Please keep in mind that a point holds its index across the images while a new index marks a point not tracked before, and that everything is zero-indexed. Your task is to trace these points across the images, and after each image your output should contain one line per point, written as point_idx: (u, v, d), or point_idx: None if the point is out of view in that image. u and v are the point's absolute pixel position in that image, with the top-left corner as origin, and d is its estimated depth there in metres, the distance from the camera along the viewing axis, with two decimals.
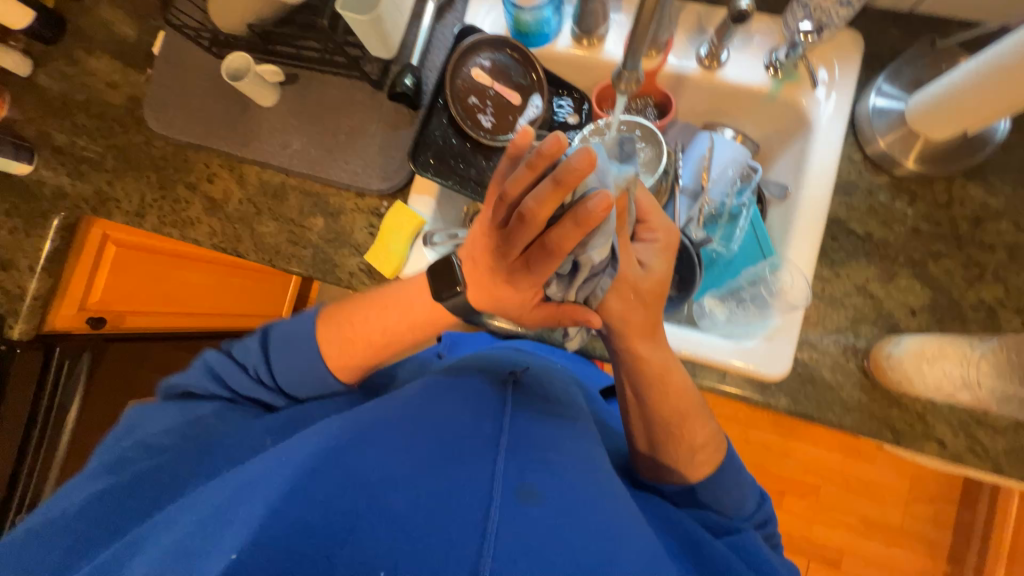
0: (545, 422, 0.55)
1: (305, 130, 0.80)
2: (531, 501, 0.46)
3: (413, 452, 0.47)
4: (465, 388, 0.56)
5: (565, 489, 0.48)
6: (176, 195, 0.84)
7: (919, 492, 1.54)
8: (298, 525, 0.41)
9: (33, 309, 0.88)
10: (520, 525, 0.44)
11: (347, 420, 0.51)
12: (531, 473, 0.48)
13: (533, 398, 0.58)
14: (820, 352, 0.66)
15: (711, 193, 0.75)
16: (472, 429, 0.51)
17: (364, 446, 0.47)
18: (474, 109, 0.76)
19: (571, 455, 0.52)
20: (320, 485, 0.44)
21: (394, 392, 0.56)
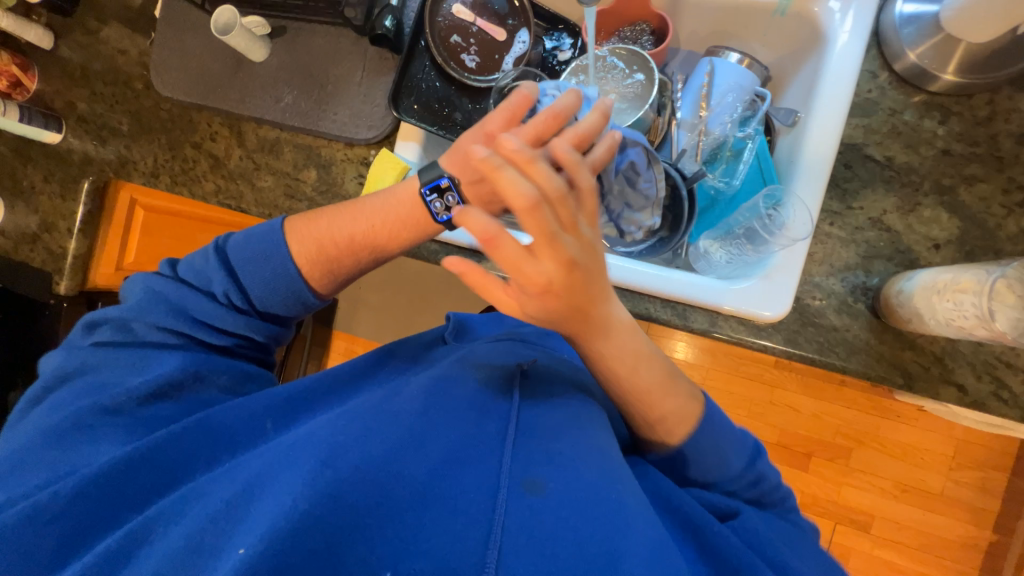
0: (551, 415, 0.53)
1: (295, 83, 0.81)
2: (535, 492, 0.45)
3: (417, 448, 0.47)
4: (469, 383, 0.54)
5: (572, 482, 0.46)
6: (184, 154, 0.88)
7: (965, 458, 1.43)
8: (306, 517, 0.41)
9: (75, 267, 0.97)
10: (524, 517, 0.43)
11: (350, 416, 0.50)
12: (536, 467, 0.47)
13: (538, 396, 0.55)
14: (825, 293, 0.61)
15: (710, 123, 0.69)
16: (476, 426, 0.50)
17: (370, 441, 0.47)
18: (457, 49, 0.74)
19: (579, 445, 0.50)
20: (326, 477, 0.43)
21: (399, 387, 0.56)
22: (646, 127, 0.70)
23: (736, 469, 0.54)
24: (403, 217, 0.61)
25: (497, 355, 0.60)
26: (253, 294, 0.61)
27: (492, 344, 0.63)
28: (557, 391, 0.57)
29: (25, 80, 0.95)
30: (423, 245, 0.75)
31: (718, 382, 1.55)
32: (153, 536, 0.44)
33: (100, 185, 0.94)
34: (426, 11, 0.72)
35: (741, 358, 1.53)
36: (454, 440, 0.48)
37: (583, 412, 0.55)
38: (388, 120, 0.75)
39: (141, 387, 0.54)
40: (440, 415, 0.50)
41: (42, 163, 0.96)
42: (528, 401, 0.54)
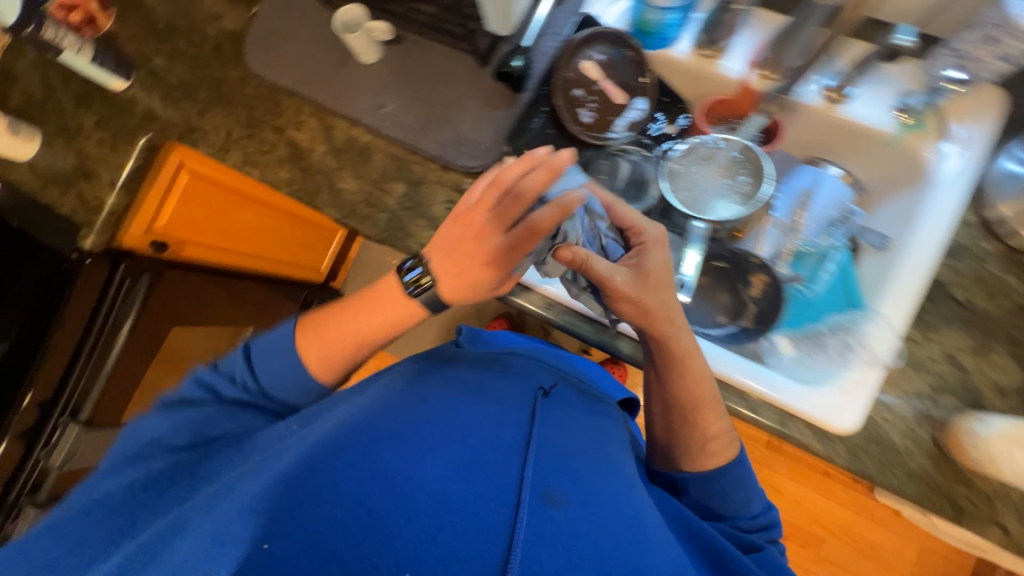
0: (569, 440, 0.61)
1: (401, 94, 0.80)
2: (557, 503, 0.51)
3: (446, 453, 0.53)
4: (488, 396, 0.62)
5: (587, 498, 0.54)
6: (262, 136, 0.84)
7: (926, 566, 1.50)
8: (329, 520, 0.46)
9: (108, 220, 0.91)
10: (549, 522, 0.49)
11: (371, 420, 0.56)
12: (554, 480, 0.53)
13: (552, 419, 0.63)
14: (893, 414, 0.64)
15: (807, 231, 0.72)
16: (494, 439, 0.56)
17: (402, 445, 0.53)
18: (577, 103, 0.74)
19: (595, 468, 0.58)
20: (365, 480, 0.49)
21: (428, 391, 0.62)
22: (741, 222, 0.74)
23: (755, 511, 0.68)
24: (392, 308, 0.64)
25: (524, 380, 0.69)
26: (265, 379, 0.62)
27: (517, 367, 0.71)
28: (573, 422, 0.65)
29: (100, 18, 0.89)
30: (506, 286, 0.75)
31: None
32: (178, 531, 0.48)
33: (156, 145, 0.90)
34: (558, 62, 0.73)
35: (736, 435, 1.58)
36: (479, 447, 0.54)
37: (601, 444, 0.64)
38: (494, 157, 0.75)
39: (184, 429, 0.58)
40: (466, 427, 0.56)
41: (99, 108, 0.91)
42: (545, 422, 0.62)
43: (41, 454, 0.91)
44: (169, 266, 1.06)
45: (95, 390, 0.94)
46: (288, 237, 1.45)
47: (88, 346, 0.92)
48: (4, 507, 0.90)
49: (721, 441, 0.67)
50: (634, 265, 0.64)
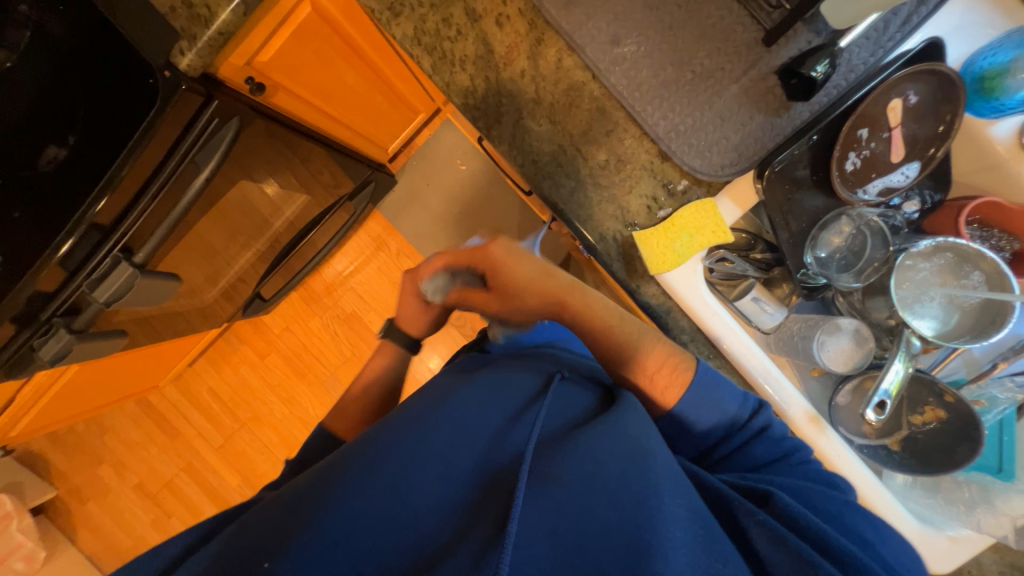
0: (569, 419, 0.54)
1: (649, 37, 0.61)
2: (556, 484, 0.45)
3: (442, 453, 0.49)
4: (494, 391, 0.57)
5: (594, 471, 0.46)
6: (449, 15, 0.64)
7: None
8: (334, 537, 0.44)
9: (213, 43, 0.70)
10: (547, 511, 0.44)
11: (369, 437, 0.54)
12: (556, 458, 0.48)
13: (565, 402, 0.57)
14: (981, 573, 0.67)
15: (993, 381, 0.67)
16: (492, 431, 0.52)
17: (390, 448, 0.50)
18: (855, 143, 0.62)
19: (600, 438, 0.49)
20: (360, 485, 0.47)
21: (430, 398, 0.58)
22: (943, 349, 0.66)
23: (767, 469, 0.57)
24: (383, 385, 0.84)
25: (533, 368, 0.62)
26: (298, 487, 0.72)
27: (535, 358, 0.64)
28: (579, 401, 0.58)
29: None
30: (672, 316, 0.68)
31: None
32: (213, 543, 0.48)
33: None
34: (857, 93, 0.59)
35: None
36: (474, 442, 0.51)
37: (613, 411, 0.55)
38: (730, 172, 0.63)
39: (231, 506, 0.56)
40: (459, 421, 0.52)
41: None
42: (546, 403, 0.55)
43: (84, 283, 0.78)
44: (258, 112, 0.88)
45: (157, 234, 0.81)
46: (375, 108, 1.26)
47: (157, 185, 0.76)
48: (35, 323, 0.79)
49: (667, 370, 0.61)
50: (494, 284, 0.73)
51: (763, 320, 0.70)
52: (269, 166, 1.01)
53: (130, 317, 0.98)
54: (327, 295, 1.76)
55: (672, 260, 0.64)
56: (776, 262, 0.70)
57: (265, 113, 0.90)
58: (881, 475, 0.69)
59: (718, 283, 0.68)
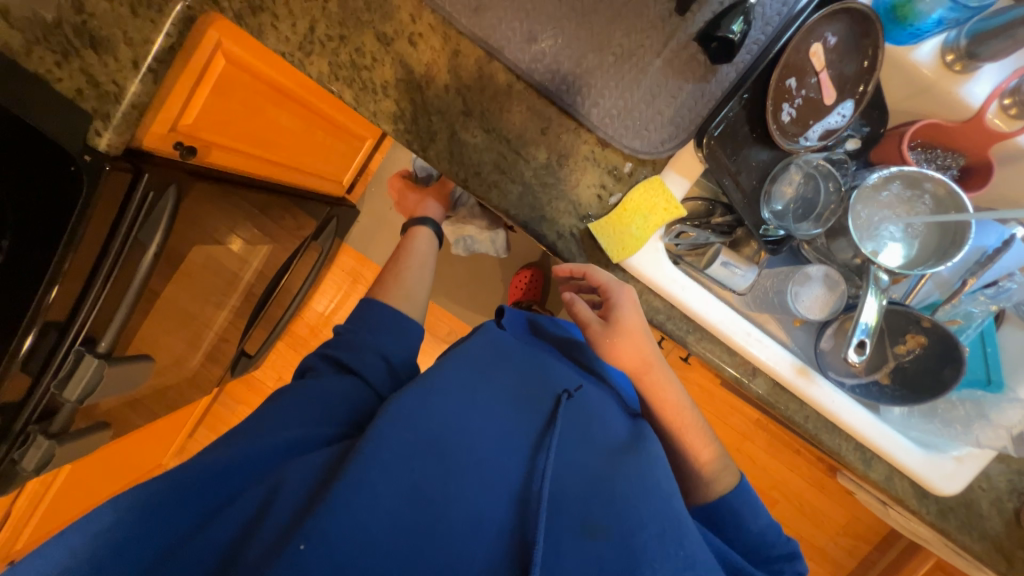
0: (593, 451, 0.56)
1: (562, 27, 0.61)
2: (597, 536, 0.48)
3: (475, 476, 0.49)
4: (528, 406, 0.57)
5: (633, 529, 0.49)
6: (360, 44, 0.62)
7: (849, 529, 1.79)
8: (368, 544, 0.42)
9: (128, 117, 0.68)
10: (581, 557, 0.47)
11: (404, 414, 0.49)
12: (595, 511, 0.50)
13: (585, 417, 0.59)
14: (989, 484, 0.68)
15: (965, 298, 0.68)
16: (526, 457, 0.52)
17: (425, 456, 0.47)
18: (786, 95, 0.62)
19: (637, 490, 0.52)
20: (393, 488, 0.45)
21: (465, 383, 0.55)
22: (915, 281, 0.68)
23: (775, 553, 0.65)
24: None
25: (552, 373, 0.62)
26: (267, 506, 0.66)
27: (547, 360, 0.65)
28: (600, 427, 0.59)
29: None
30: (645, 298, 0.67)
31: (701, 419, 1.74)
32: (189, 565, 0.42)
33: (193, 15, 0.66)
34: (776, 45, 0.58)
35: (728, 409, 1.73)
36: (504, 470, 0.50)
37: (637, 454, 0.57)
38: (670, 147, 0.62)
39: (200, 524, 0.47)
40: (490, 443, 0.51)
41: None
42: (572, 430, 0.56)
43: (53, 384, 0.75)
44: (195, 175, 0.86)
45: (117, 319, 0.79)
46: (319, 145, 1.24)
47: (104, 272, 0.74)
48: (11, 436, 0.76)
49: (720, 466, 0.69)
50: (604, 317, 0.68)
51: (735, 282, 0.71)
52: (223, 227, 0.99)
53: (112, 406, 0.96)
54: (314, 336, 1.74)
55: (632, 245, 0.64)
56: (738, 222, 0.70)
57: (203, 174, 0.88)
58: (877, 411, 0.69)
59: (684, 254, 0.70)
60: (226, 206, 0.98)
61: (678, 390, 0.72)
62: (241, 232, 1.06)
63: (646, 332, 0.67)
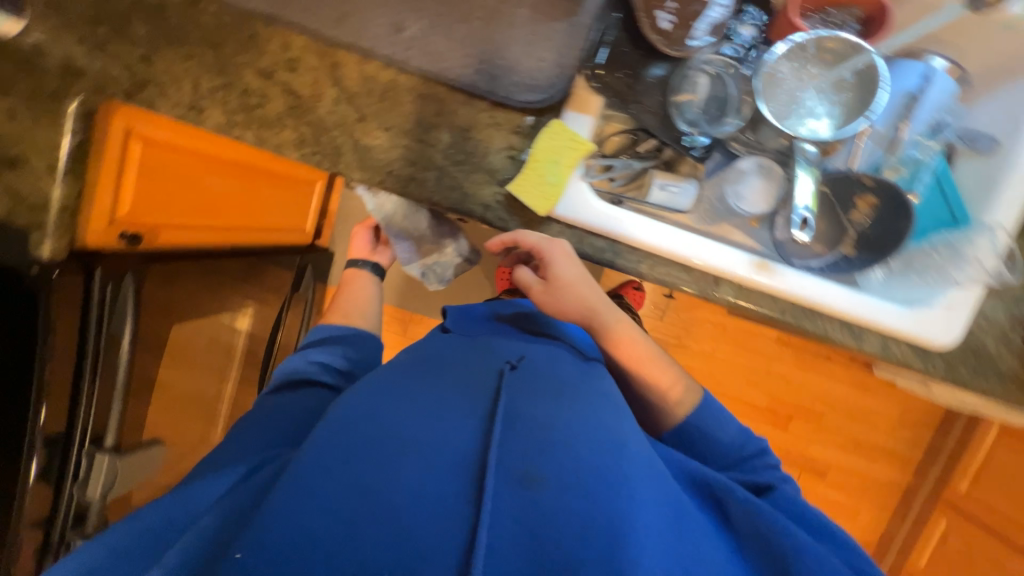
0: (539, 402, 0.57)
1: (424, 8, 0.61)
2: (539, 483, 0.48)
3: (414, 454, 0.49)
4: (465, 386, 0.59)
5: (574, 468, 0.50)
6: (245, 85, 0.65)
7: (904, 420, 1.74)
8: (306, 536, 0.43)
9: (63, 222, 0.71)
10: (522, 507, 0.47)
11: (338, 424, 0.53)
12: (535, 457, 0.50)
13: (528, 380, 0.61)
14: (988, 323, 0.65)
15: (907, 142, 0.66)
16: (464, 428, 0.53)
17: (359, 446, 0.49)
18: (657, 2, 0.61)
19: (578, 434, 0.53)
20: (328, 484, 0.47)
21: (399, 385, 0.58)
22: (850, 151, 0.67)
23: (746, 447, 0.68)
24: None
25: (488, 357, 0.65)
26: None
27: (485, 342, 0.69)
28: (547, 384, 0.61)
29: None
30: (586, 242, 0.66)
31: (724, 352, 1.71)
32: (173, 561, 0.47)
33: (93, 108, 0.68)
34: None
35: (747, 335, 1.70)
36: (448, 441, 0.51)
37: (580, 395, 0.61)
38: (561, 86, 0.62)
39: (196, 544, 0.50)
40: (429, 418, 0.53)
41: None
42: (520, 393, 0.58)
43: (74, 488, 0.79)
44: (149, 262, 0.88)
45: (115, 412, 0.82)
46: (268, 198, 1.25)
47: (88, 368, 0.78)
48: (52, 547, 0.79)
49: (679, 389, 0.73)
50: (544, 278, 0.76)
51: (679, 202, 0.69)
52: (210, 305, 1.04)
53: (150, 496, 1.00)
54: None
55: (554, 195, 0.63)
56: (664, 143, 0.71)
57: (159, 261, 0.92)
58: (856, 283, 0.67)
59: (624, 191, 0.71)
60: (202, 282, 1.03)
61: (642, 344, 0.77)
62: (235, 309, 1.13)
63: (585, 281, 0.76)
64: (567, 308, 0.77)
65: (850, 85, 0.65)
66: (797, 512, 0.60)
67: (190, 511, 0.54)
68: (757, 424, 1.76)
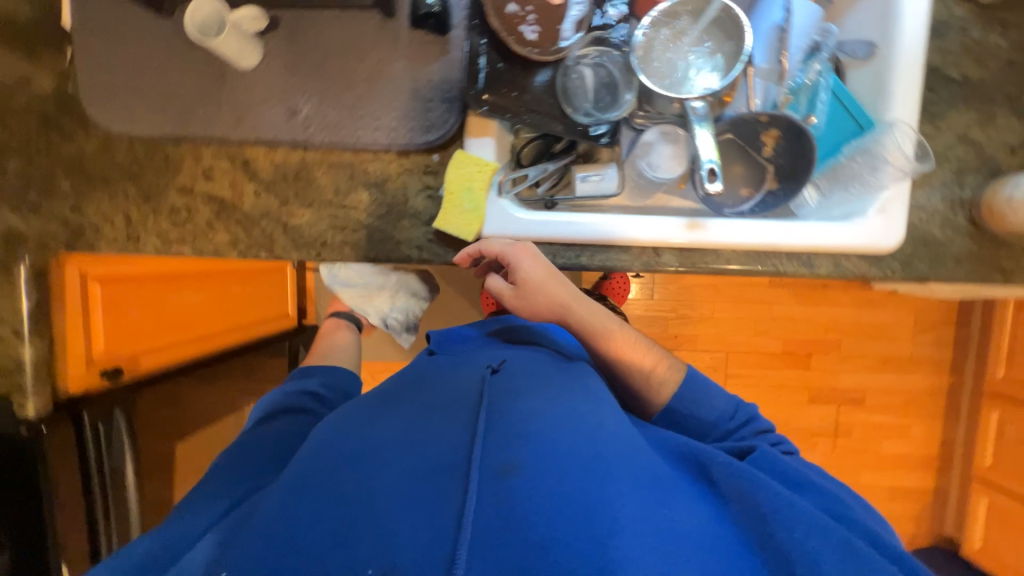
0: (515, 404, 0.60)
1: (310, 88, 0.65)
2: (514, 472, 0.50)
3: (395, 465, 0.52)
4: (447, 401, 0.62)
5: (548, 455, 0.52)
6: (171, 205, 0.68)
7: (922, 324, 1.71)
8: (291, 547, 0.46)
9: (40, 379, 0.73)
10: (499, 496, 0.49)
11: (326, 449, 0.56)
12: (511, 450, 0.53)
13: (506, 388, 0.64)
14: (928, 212, 0.66)
15: (791, 69, 0.68)
16: (445, 438, 0.55)
17: (352, 462, 0.53)
18: (517, 19, 0.63)
19: (553, 427, 0.56)
20: (312, 500, 0.49)
21: (383, 412, 0.62)
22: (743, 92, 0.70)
23: (728, 411, 0.68)
24: None
25: (468, 371, 0.69)
26: None
27: (464, 361, 0.73)
28: (524, 389, 0.64)
29: None
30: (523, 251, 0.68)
31: (723, 309, 1.71)
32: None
33: (42, 267, 0.71)
34: None
35: (741, 287, 1.69)
36: (429, 451, 0.54)
37: (558, 393, 0.63)
38: (454, 118, 0.65)
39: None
40: (418, 432, 0.57)
41: None
42: (497, 398, 0.62)
43: None
44: (135, 390, 0.92)
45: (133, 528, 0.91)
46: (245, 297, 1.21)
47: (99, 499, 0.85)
48: None
49: (662, 368, 0.72)
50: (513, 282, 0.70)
51: (606, 185, 0.72)
52: (220, 404, 1.20)
53: None
54: None
55: (476, 219, 0.65)
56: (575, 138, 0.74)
57: (142, 386, 0.94)
58: (793, 212, 0.70)
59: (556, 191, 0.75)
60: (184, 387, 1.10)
61: (621, 330, 0.75)
62: (243, 405, 1.30)
63: (556, 277, 0.69)
64: (549, 308, 0.73)
65: (721, 37, 0.68)
66: (777, 470, 0.58)
67: (173, 551, 0.52)
68: (779, 370, 1.73)
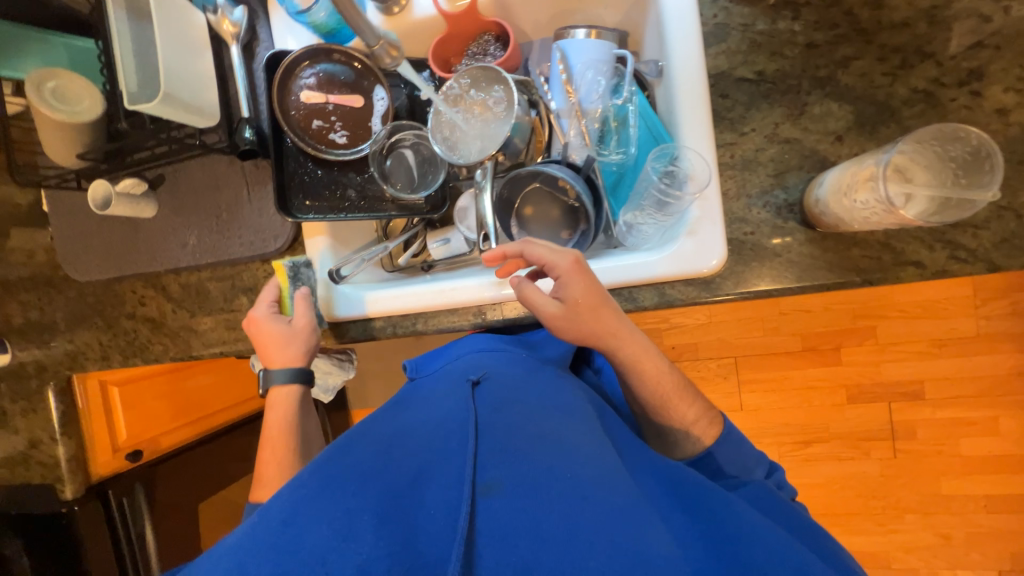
0: (497, 413, 0.54)
1: (192, 223, 0.81)
2: (500, 491, 0.44)
3: (371, 486, 0.44)
4: (423, 416, 0.56)
5: (534, 470, 0.46)
6: (124, 328, 0.88)
7: (987, 294, 1.40)
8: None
9: (73, 469, 0.97)
10: (494, 523, 0.42)
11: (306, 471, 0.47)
12: (491, 466, 0.46)
13: (487, 400, 0.57)
14: (754, 225, 0.60)
15: (587, 104, 0.68)
16: (425, 450, 0.49)
17: (335, 472, 0.46)
18: (326, 130, 0.73)
19: (535, 441, 0.50)
20: (285, 529, 0.40)
21: (358, 429, 0.55)
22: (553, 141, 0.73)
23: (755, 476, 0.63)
24: None
25: (448, 385, 0.62)
26: None
27: (440, 376, 0.67)
28: (507, 399, 0.56)
29: None
30: (369, 327, 0.75)
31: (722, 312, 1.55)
32: None
33: (64, 384, 0.95)
34: (276, 110, 0.70)
35: None
36: (410, 469, 0.47)
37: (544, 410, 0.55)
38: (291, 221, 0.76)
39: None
40: (398, 445, 0.50)
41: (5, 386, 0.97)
42: (482, 407, 0.55)
43: None
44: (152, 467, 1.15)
45: None
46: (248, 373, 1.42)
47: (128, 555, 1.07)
48: None
49: (704, 423, 0.65)
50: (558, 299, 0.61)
51: (456, 247, 0.79)
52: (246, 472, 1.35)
53: None
54: None
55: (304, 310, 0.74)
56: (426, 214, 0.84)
57: (160, 461, 1.17)
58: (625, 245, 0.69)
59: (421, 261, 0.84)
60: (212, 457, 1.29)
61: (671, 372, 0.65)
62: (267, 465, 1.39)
63: (609, 304, 0.60)
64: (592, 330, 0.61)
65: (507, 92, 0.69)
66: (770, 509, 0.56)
67: None
68: (805, 370, 1.52)
